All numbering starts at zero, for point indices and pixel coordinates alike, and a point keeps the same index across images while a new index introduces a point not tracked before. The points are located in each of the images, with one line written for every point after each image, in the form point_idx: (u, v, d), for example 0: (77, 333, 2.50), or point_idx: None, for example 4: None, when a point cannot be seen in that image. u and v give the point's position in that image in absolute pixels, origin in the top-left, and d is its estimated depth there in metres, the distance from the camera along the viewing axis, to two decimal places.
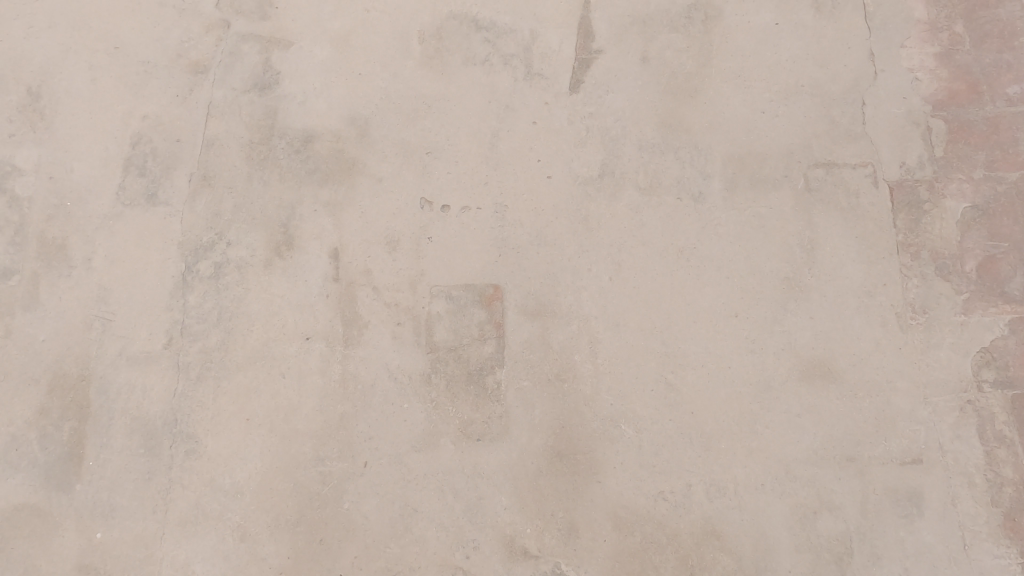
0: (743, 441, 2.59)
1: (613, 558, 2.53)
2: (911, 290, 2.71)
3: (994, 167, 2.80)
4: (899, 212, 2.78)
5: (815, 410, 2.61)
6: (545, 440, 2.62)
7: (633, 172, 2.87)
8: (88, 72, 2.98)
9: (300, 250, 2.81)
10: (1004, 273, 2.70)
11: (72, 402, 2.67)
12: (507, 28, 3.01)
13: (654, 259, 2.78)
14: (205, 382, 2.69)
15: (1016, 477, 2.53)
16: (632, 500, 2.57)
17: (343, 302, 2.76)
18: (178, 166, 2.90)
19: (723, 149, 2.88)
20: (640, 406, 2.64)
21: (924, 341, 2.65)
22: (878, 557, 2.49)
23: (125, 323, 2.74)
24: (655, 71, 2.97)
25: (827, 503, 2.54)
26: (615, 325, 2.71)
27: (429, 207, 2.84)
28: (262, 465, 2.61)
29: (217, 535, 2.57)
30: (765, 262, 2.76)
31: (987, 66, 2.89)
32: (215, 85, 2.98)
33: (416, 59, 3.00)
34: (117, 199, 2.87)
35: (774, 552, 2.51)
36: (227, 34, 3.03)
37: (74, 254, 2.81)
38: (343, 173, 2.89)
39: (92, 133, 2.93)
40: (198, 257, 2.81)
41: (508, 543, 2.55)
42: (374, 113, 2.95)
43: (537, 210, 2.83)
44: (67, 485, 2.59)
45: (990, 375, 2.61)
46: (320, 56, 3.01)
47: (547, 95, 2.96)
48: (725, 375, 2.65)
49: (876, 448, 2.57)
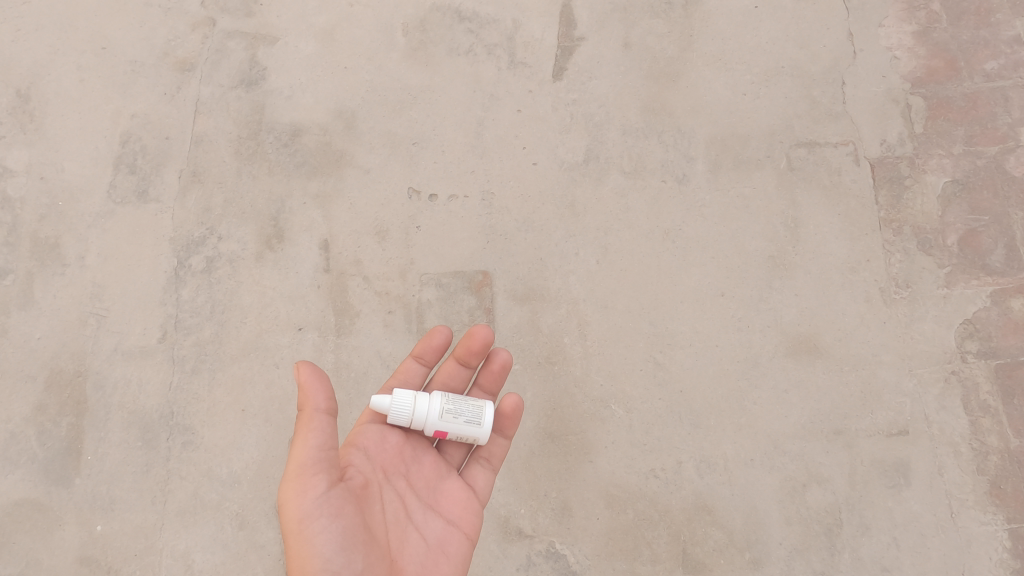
0: (731, 418, 2.63)
1: (606, 535, 2.56)
2: (894, 265, 2.75)
3: (973, 142, 2.84)
4: (881, 188, 2.82)
5: (802, 384, 2.65)
6: (536, 422, 2.66)
7: (617, 157, 2.91)
8: (76, 73, 3.05)
9: (291, 242, 2.84)
10: (985, 246, 2.73)
11: (69, 399, 2.70)
12: (489, 19, 3.08)
13: (641, 241, 2.82)
14: (200, 374, 2.72)
15: (1001, 445, 2.56)
16: (624, 478, 2.60)
17: (334, 292, 2.79)
18: (168, 163, 2.94)
19: (705, 131, 2.92)
20: (630, 386, 2.68)
21: (908, 315, 2.69)
22: (867, 527, 2.51)
23: (120, 319, 2.78)
24: (637, 56, 3.02)
25: (816, 476, 2.56)
26: (603, 308, 2.75)
27: (417, 196, 2.88)
28: (258, 454, 2.64)
29: (215, 525, 2.58)
30: (750, 242, 2.80)
31: (964, 43, 2.94)
32: (203, 82, 3.02)
33: (400, 51, 3.05)
34: (109, 198, 2.90)
35: (765, 525, 2.53)
36: (213, 31, 3.08)
37: (67, 252, 2.85)
38: (331, 164, 2.92)
39: (82, 133, 2.98)
40: (191, 252, 2.84)
41: (503, 524, 2.58)
42: (361, 105, 2.99)
43: (523, 197, 2.87)
44: (67, 479, 2.63)
45: (973, 346, 2.65)
46: (306, 51, 3.06)
47: (531, 83, 3.00)
48: (712, 354, 2.69)
49: (863, 421, 2.61)
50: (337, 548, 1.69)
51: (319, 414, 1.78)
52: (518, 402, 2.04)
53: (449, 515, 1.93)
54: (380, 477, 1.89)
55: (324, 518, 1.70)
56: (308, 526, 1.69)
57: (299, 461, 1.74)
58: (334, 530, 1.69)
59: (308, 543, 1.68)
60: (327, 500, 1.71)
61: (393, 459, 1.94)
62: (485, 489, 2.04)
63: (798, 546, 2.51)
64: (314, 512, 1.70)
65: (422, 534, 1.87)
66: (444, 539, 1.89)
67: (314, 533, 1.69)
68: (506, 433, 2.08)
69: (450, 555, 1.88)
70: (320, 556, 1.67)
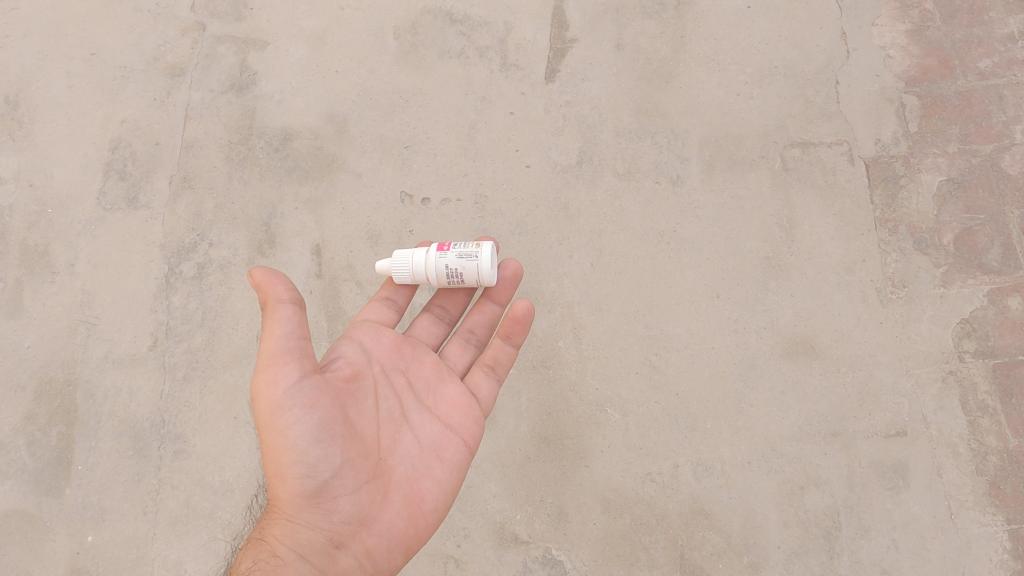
0: (728, 420, 2.61)
1: (603, 541, 2.53)
2: (889, 265, 2.73)
3: (968, 140, 2.82)
4: (876, 188, 2.81)
5: (799, 386, 2.63)
6: (531, 427, 2.64)
7: (611, 159, 2.89)
8: (65, 80, 3.03)
9: (282, 247, 2.82)
10: (981, 245, 2.72)
11: (59, 408, 2.67)
12: (481, 21, 3.07)
13: (635, 243, 2.80)
14: (192, 382, 2.69)
15: (1000, 445, 2.54)
16: (619, 482, 2.58)
17: (326, 297, 2.76)
18: (158, 169, 2.92)
19: (699, 132, 2.90)
20: (626, 390, 2.65)
21: (904, 315, 2.67)
22: (866, 529, 2.49)
23: (111, 326, 2.75)
24: (629, 57, 3.01)
25: (814, 478, 2.54)
26: (597, 311, 2.73)
27: (409, 200, 2.86)
28: (251, 462, 2.60)
29: (207, 534, 2.54)
30: (745, 243, 2.78)
31: (957, 41, 2.93)
32: (193, 87, 3.00)
33: (392, 54, 3.03)
34: (98, 204, 2.88)
35: (763, 529, 2.51)
36: (203, 36, 3.06)
37: (57, 260, 2.83)
38: (323, 169, 2.90)
39: (72, 140, 2.96)
40: (181, 259, 2.82)
41: (498, 530, 2.56)
42: (352, 109, 2.97)
43: (516, 200, 2.85)
44: (57, 489, 2.60)
45: (970, 345, 2.63)
46: (297, 55, 3.04)
47: (524, 85, 2.98)
48: (707, 356, 2.67)
49: (860, 423, 2.58)
50: (312, 439, 1.73)
51: (284, 304, 1.82)
52: (527, 308, 2.11)
53: (444, 419, 1.97)
54: (376, 371, 1.95)
55: (299, 408, 1.74)
56: (281, 416, 1.74)
57: (271, 352, 1.77)
58: (308, 420, 1.73)
59: (282, 431, 1.73)
60: (299, 391, 1.75)
61: (391, 355, 2.00)
62: (487, 397, 2.08)
63: (796, 549, 2.49)
64: (287, 402, 1.74)
65: (415, 435, 1.92)
66: (437, 443, 1.93)
67: (288, 423, 1.73)
68: (514, 341, 2.14)
69: (442, 459, 1.91)
70: (295, 445, 1.73)
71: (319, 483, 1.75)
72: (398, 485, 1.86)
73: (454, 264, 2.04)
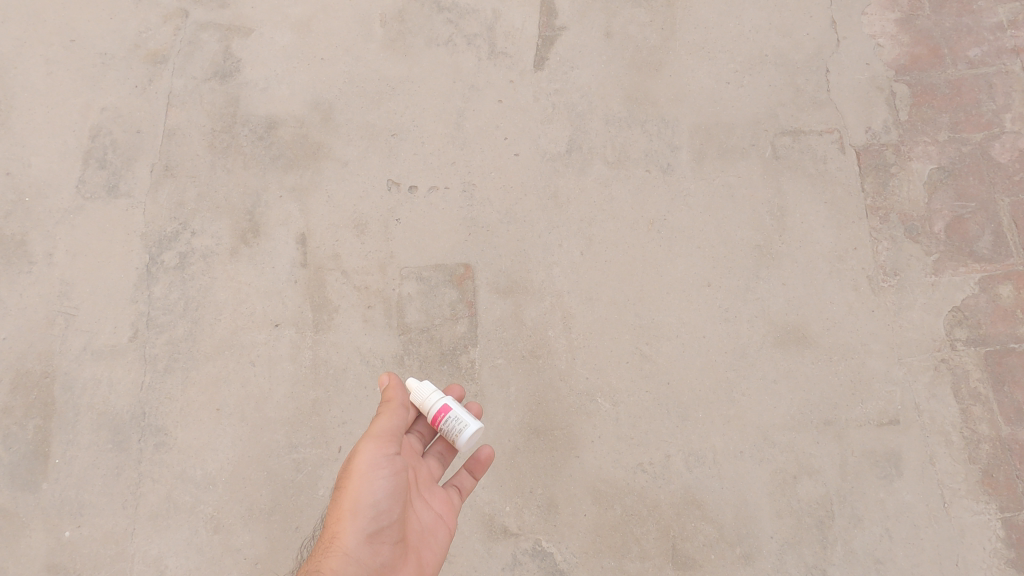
0: (720, 410, 2.57)
1: (593, 532, 2.49)
2: (881, 253, 2.71)
3: (958, 129, 2.81)
4: (866, 176, 2.79)
5: (791, 375, 2.60)
6: (521, 417, 2.59)
7: (600, 147, 2.86)
8: (43, 67, 2.96)
9: (266, 236, 2.77)
10: (972, 233, 2.70)
11: (36, 400, 2.61)
12: (469, 9, 3.03)
13: (625, 232, 2.76)
14: (173, 374, 2.63)
15: (992, 433, 2.52)
16: (611, 473, 2.54)
17: (312, 287, 2.71)
18: (139, 157, 2.86)
19: (689, 121, 2.88)
20: (616, 379, 2.62)
21: (896, 303, 2.65)
22: (859, 519, 2.46)
23: (89, 318, 2.69)
24: (619, 46, 2.98)
25: (807, 468, 2.51)
26: (587, 300, 2.70)
27: (396, 188, 2.81)
28: (233, 454, 2.55)
29: (189, 529, 2.49)
30: (736, 232, 2.75)
31: (947, 30, 2.92)
32: (175, 75, 2.95)
33: (378, 42, 2.99)
34: (77, 193, 2.82)
35: (755, 519, 2.48)
36: (186, 23, 3.01)
37: (34, 250, 2.76)
38: (309, 157, 2.85)
39: (50, 128, 2.90)
40: (163, 248, 2.76)
41: (487, 522, 2.51)
42: (338, 97, 2.92)
43: (505, 188, 2.81)
44: (33, 484, 2.53)
45: (962, 333, 2.61)
46: (282, 43, 2.99)
47: (513, 73, 2.95)
48: (699, 345, 2.64)
49: (853, 411, 2.56)
50: (389, 496, 1.83)
51: (399, 394, 2.00)
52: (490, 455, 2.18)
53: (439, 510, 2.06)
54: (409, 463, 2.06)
55: (386, 468, 1.85)
56: (372, 471, 1.83)
57: (382, 424, 1.91)
58: (389, 480, 1.84)
59: (366, 484, 1.81)
60: (390, 455, 1.87)
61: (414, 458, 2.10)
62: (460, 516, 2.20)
63: (789, 539, 2.46)
64: (382, 459, 1.86)
65: (418, 517, 1.98)
66: (435, 526, 2.02)
67: (375, 475, 1.83)
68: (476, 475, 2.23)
69: (439, 540, 2.01)
70: (372, 498, 1.81)
71: (378, 535, 1.81)
72: (410, 557, 1.91)
73: (445, 426, 2.03)
